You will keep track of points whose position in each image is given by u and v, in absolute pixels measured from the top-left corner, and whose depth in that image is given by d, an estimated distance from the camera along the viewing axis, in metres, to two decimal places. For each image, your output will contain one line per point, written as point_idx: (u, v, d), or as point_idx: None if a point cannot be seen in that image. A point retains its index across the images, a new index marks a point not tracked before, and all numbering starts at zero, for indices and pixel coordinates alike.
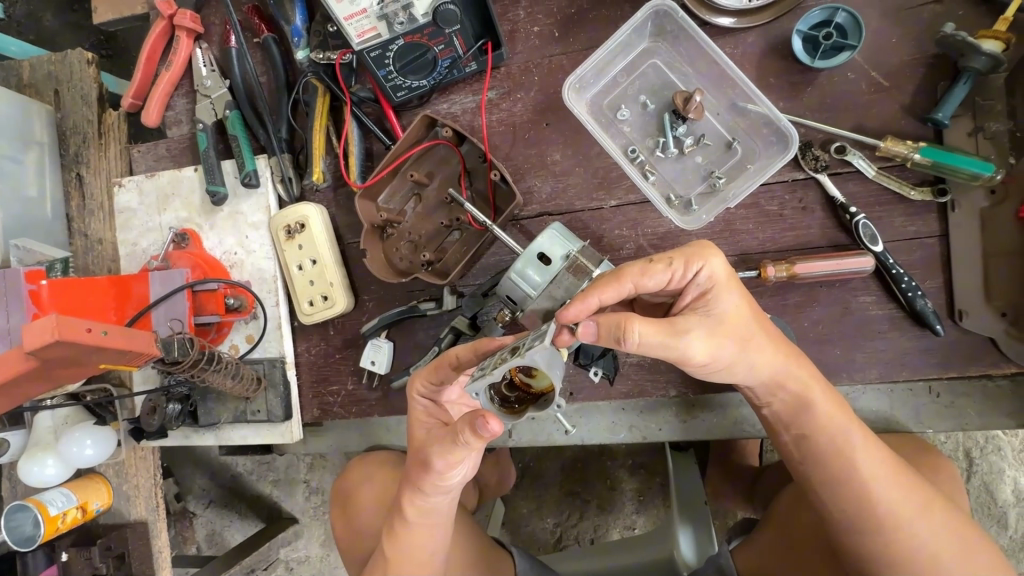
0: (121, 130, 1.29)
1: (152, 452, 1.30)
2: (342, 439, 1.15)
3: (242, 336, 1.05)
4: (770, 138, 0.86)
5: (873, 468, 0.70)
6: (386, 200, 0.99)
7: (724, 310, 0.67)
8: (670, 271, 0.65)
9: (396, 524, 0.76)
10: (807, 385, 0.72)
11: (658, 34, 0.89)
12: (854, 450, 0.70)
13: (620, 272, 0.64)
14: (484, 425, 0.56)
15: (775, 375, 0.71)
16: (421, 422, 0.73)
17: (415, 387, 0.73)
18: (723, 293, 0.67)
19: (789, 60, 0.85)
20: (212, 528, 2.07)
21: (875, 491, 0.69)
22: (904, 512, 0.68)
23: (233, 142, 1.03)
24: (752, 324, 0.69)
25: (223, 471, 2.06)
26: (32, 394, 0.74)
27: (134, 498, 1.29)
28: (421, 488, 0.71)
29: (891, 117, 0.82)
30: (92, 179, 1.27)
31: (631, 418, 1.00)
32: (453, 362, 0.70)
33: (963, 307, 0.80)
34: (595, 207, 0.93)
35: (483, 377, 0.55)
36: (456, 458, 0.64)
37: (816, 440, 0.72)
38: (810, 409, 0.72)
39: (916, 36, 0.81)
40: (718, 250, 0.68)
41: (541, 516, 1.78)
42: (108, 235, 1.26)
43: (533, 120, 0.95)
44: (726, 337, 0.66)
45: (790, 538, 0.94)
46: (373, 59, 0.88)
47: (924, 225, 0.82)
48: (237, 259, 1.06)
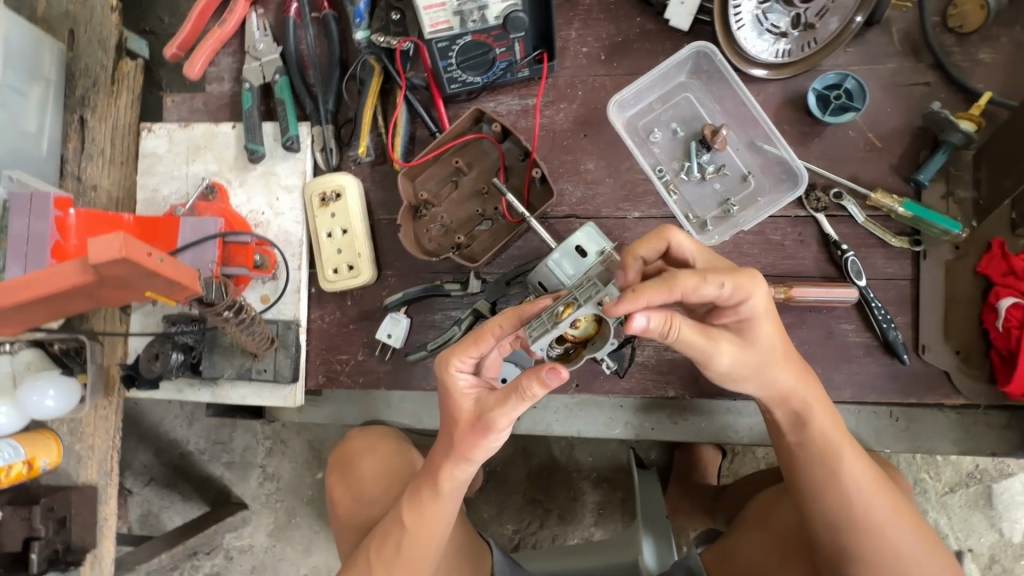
0: (135, 82, 1.29)
1: (115, 412, 1.21)
2: (339, 410, 1.16)
3: (257, 295, 1.06)
4: (781, 177, 0.98)
5: (857, 475, 0.80)
6: (423, 182, 1.04)
7: (758, 331, 0.76)
8: (719, 291, 0.71)
9: (425, 493, 0.78)
10: (809, 400, 0.81)
11: (694, 72, 1.01)
12: (842, 458, 0.80)
13: (674, 279, 0.68)
14: (551, 379, 0.60)
15: (784, 389, 0.80)
16: (467, 394, 0.72)
17: (452, 363, 0.71)
18: (761, 318, 0.75)
19: (802, 112, 0.98)
20: (147, 508, 1.90)
21: (857, 495, 0.79)
22: (879, 514, 0.78)
23: (280, 106, 1.07)
24: (779, 345, 0.79)
25: (170, 448, 1.90)
26: (68, 311, 0.74)
27: (85, 460, 1.21)
28: (466, 456, 0.73)
29: (882, 174, 0.96)
30: (100, 124, 1.24)
31: (628, 415, 1.09)
32: (495, 334, 0.69)
33: (926, 343, 0.93)
34: (620, 216, 1.02)
35: (548, 334, 0.65)
36: (520, 414, 0.68)
37: (810, 448, 0.82)
38: (809, 420, 0.82)
39: (908, 109, 0.96)
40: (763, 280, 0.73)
41: (501, 522, 1.80)
42: (105, 183, 1.22)
43: (572, 130, 1.04)
44: (751, 355, 0.77)
45: (759, 539, 1.02)
46: (438, 49, 0.94)
47: (900, 268, 0.95)
48: (264, 219, 1.08)
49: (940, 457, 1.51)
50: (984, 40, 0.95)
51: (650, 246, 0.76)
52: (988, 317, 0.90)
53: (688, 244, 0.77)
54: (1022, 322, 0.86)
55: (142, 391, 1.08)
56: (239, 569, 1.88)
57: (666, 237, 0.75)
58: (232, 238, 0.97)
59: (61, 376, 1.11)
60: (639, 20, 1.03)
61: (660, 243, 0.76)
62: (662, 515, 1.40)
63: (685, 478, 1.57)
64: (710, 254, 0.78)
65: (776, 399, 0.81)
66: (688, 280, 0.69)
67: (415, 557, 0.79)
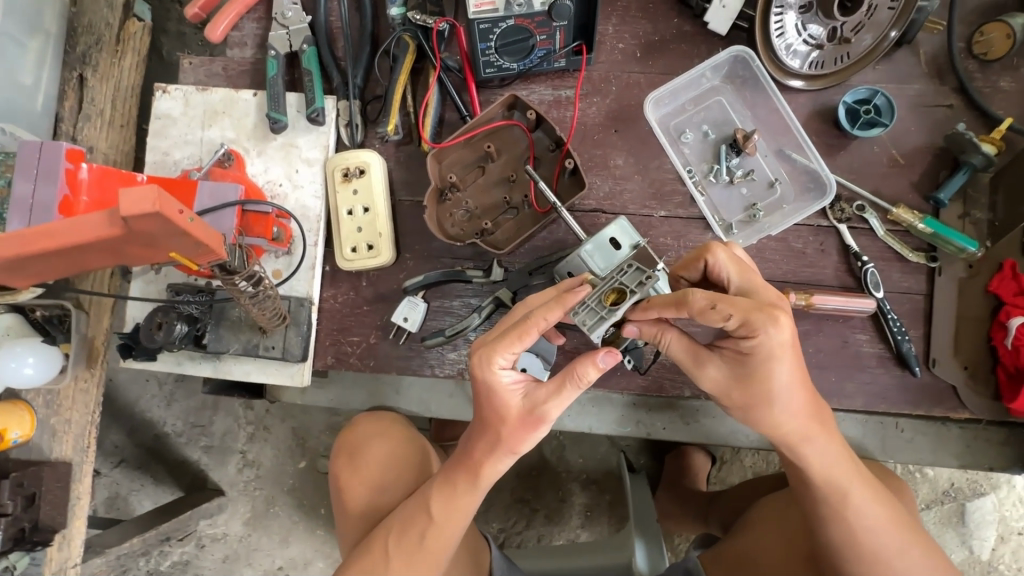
0: (142, 43, 1.21)
1: (97, 385, 1.12)
2: (346, 391, 1.15)
3: (270, 269, 1.03)
4: (808, 186, 1.00)
5: (866, 514, 0.79)
6: (450, 166, 1.03)
7: (767, 368, 0.71)
8: (723, 323, 0.68)
9: (457, 481, 0.78)
10: (820, 442, 0.77)
11: (729, 77, 1.04)
12: (851, 500, 0.79)
13: (685, 298, 0.67)
14: (607, 362, 0.66)
15: (791, 435, 0.76)
16: (512, 390, 0.70)
17: (496, 360, 0.69)
18: (767, 357, 0.70)
19: (830, 125, 1.00)
20: (115, 491, 1.68)
21: (866, 533, 0.79)
22: (891, 549, 0.79)
23: (307, 76, 1.03)
24: (793, 389, 0.73)
25: (145, 429, 1.68)
26: (91, 261, 0.71)
27: (60, 435, 1.11)
28: (513, 450, 0.73)
29: (903, 190, 0.98)
30: (100, 81, 1.16)
31: (639, 413, 1.10)
32: (540, 327, 0.67)
33: (936, 357, 0.95)
34: (646, 214, 1.01)
35: (603, 321, 0.70)
36: (571, 402, 0.70)
37: (818, 493, 0.80)
38: (818, 467, 0.79)
39: (930, 129, 0.99)
40: (780, 320, 0.67)
41: (486, 520, 1.67)
42: (103, 145, 1.14)
43: (604, 125, 1.03)
44: (748, 389, 0.73)
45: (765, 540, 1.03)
46: (479, 30, 0.93)
47: (915, 283, 0.97)
48: (281, 191, 1.04)
49: (918, 473, 1.52)
50: (1004, 69, 0.98)
51: (690, 265, 0.78)
52: (998, 335, 0.93)
53: (726, 267, 0.74)
54: None
55: (139, 362, 1.03)
56: (212, 558, 1.67)
57: (702, 258, 0.75)
58: (252, 207, 0.93)
59: (42, 344, 1.02)
60: (677, 21, 1.03)
61: (698, 263, 0.77)
62: (654, 517, 1.34)
63: (677, 484, 1.53)
64: (748, 279, 0.74)
65: (785, 444, 0.78)
66: (701, 300, 0.66)
67: (435, 549, 0.78)
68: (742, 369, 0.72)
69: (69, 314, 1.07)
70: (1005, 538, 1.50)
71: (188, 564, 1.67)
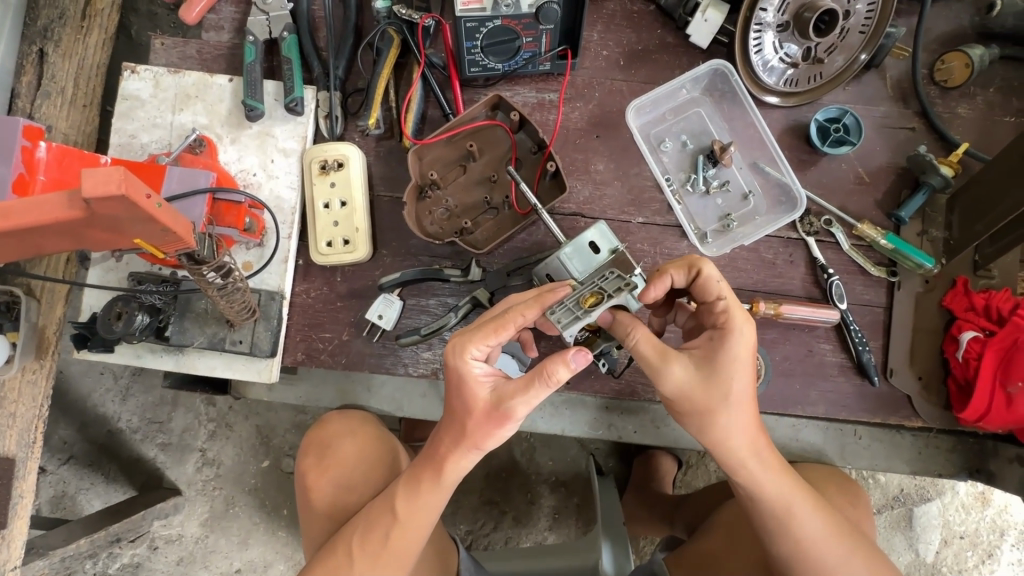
0: (110, 20, 1.14)
1: (46, 377, 1.05)
2: (315, 388, 1.12)
3: (240, 261, 0.99)
4: (780, 199, 1.04)
5: (809, 526, 0.78)
6: (430, 163, 1.02)
7: (733, 366, 0.73)
8: (715, 297, 0.75)
9: (421, 479, 0.77)
10: (753, 455, 0.77)
11: (708, 89, 1.07)
12: (795, 515, 0.78)
13: (697, 262, 0.76)
14: (578, 362, 0.67)
15: (734, 449, 0.76)
16: (482, 382, 0.70)
17: (469, 350, 0.69)
18: (732, 360, 0.73)
19: (802, 141, 1.03)
20: (61, 490, 1.59)
21: (811, 546, 0.78)
22: (834, 561, 0.78)
23: (287, 64, 1.01)
24: (745, 401, 0.75)
25: (97, 424, 1.61)
26: (51, 244, 0.68)
27: (3, 430, 1.02)
28: (478, 446, 0.72)
29: (867, 207, 1.03)
30: (57, 55, 1.09)
31: (611, 416, 1.11)
32: (517, 324, 0.69)
33: (894, 367, 1.00)
34: (624, 220, 1.03)
35: (576, 322, 0.72)
36: (539, 401, 0.69)
37: (763, 511, 0.79)
38: (758, 485, 0.78)
39: (893, 150, 1.03)
40: (753, 322, 0.74)
41: (454, 521, 1.66)
42: (61, 123, 1.07)
43: (585, 130, 1.04)
44: (706, 388, 0.73)
45: (732, 540, 1.04)
46: (466, 28, 0.91)
47: (876, 296, 1.02)
48: (255, 180, 1.01)
49: (870, 479, 1.58)
50: (962, 95, 1.04)
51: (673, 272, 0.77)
52: (950, 348, 0.98)
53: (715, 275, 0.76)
54: (979, 354, 0.94)
55: (94, 354, 0.98)
56: (166, 561, 1.60)
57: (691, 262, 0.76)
58: (223, 195, 0.90)
59: None
60: (660, 32, 1.05)
61: (684, 271, 0.77)
62: (621, 520, 1.34)
63: (644, 486, 1.55)
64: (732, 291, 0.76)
65: (729, 461, 0.77)
66: (712, 269, 0.76)
67: (402, 548, 0.77)
68: (704, 361, 0.74)
69: (19, 302, 1.01)
70: (948, 542, 1.58)
71: (138, 567, 1.60)
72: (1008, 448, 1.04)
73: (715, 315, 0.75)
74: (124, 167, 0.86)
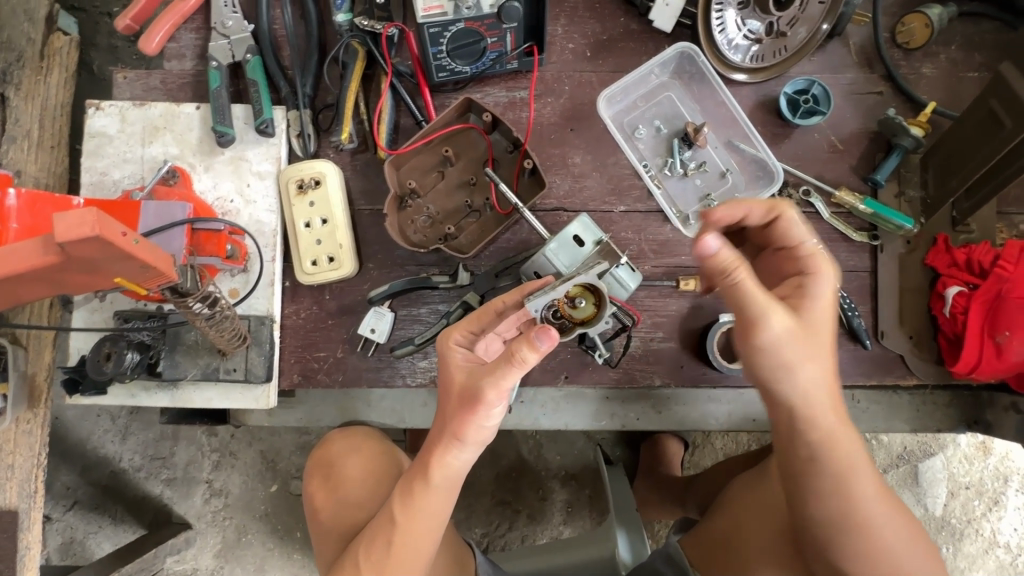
0: (70, 59, 1.13)
1: (41, 426, 1.04)
2: (314, 410, 1.10)
3: (227, 289, 0.99)
4: (757, 174, 1.04)
5: (863, 485, 0.75)
6: (409, 171, 1.01)
7: (820, 313, 0.71)
8: (798, 243, 0.72)
9: (415, 482, 0.76)
10: (824, 414, 0.74)
11: (676, 72, 1.07)
12: (854, 474, 0.75)
13: (779, 207, 0.73)
14: (544, 342, 0.64)
15: (810, 405, 0.73)
16: (461, 366, 0.74)
17: (453, 337, 0.77)
18: (820, 306, 0.70)
19: (773, 115, 1.04)
20: (69, 536, 1.57)
21: (863, 505, 0.75)
22: (879, 521, 0.76)
23: (253, 87, 1.00)
24: (829, 355, 0.72)
25: (100, 466, 1.59)
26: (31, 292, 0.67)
27: (3, 483, 1.00)
28: (459, 437, 0.72)
29: (843, 174, 1.04)
30: (18, 98, 1.07)
31: (613, 406, 1.10)
32: (497, 307, 0.79)
33: (884, 329, 1.01)
34: (606, 210, 1.03)
35: (546, 295, 0.76)
36: (510, 386, 0.68)
37: (827, 470, 0.75)
38: (828, 442, 0.74)
39: (863, 116, 1.05)
40: (838, 268, 0.72)
41: (469, 525, 1.65)
42: (30, 167, 1.06)
43: (559, 125, 1.04)
44: (801, 336, 0.70)
45: (752, 510, 1.04)
46: (430, 35, 0.92)
47: (861, 261, 1.03)
48: (232, 207, 1.00)
49: (874, 441, 1.60)
50: (925, 55, 1.05)
51: (756, 209, 0.72)
52: (936, 305, 1.00)
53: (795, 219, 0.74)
54: (965, 308, 0.95)
55: (88, 397, 0.97)
56: None
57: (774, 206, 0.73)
58: (201, 224, 0.89)
59: None
60: (623, 20, 1.06)
61: (769, 212, 0.73)
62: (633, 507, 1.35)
63: (653, 471, 1.56)
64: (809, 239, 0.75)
65: (799, 415, 0.73)
66: (794, 214, 0.73)
67: (405, 556, 0.76)
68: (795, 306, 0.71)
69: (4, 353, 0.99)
70: (955, 494, 1.61)
71: None
72: (1002, 397, 1.05)
73: (799, 258, 0.73)
74: (98, 207, 0.85)
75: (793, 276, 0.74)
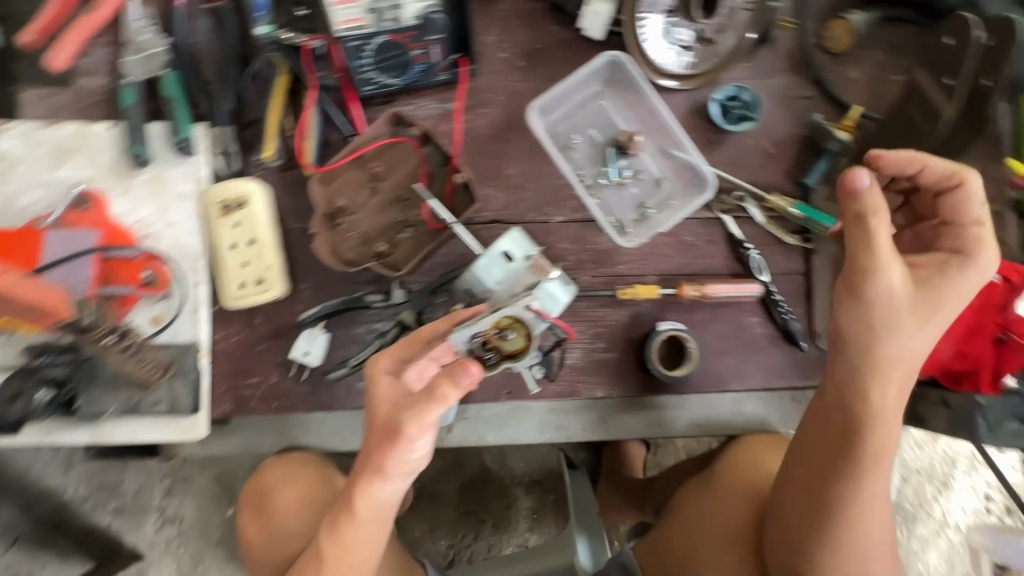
0: None
1: None
2: (252, 437, 1.05)
3: (148, 316, 0.94)
4: (691, 180, 1.04)
5: (885, 452, 0.81)
6: (339, 186, 0.98)
7: (964, 286, 0.78)
8: (975, 222, 0.80)
9: (342, 518, 0.74)
10: (893, 377, 0.79)
11: (608, 80, 1.06)
12: (887, 441, 0.81)
13: (965, 173, 0.80)
14: (466, 378, 0.65)
15: (883, 360, 0.78)
16: (386, 398, 0.73)
17: (380, 364, 0.76)
18: (960, 281, 0.78)
19: (706, 122, 1.05)
20: None
21: (878, 469, 0.81)
22: (878, 489, 0.83)
23: (169, 104, 0.96)
24: (942, 324, 0.78)
25: (42, 499, 1.51)
26: None
27: None
28: (383, 470, 0.71)
29: (776, 178, 1.05)
30: None
31: (558, 417, 1.09)
32: (425, 335, 0.76)
33: (820, 331, 1.02)
34: (544, 220, 1.02)
35: (470, 326, 0.74)
36: (432, 420, 0.68)
37: (875, 425, 0.80)
38: (885, 399, 0.79)
39: (794, 120, 1.06)
40: (998, 249, 0.81)
41: (435, 538, 1.63)
42: None
43: (494, 135, 1.02)
44: (921, 296, 0.77)
45: (710, 507, 1.04)
46: (351, 48, 0.94)
47: (795, 264, 1.04)
48: (152, 230, 0.96)
49: None
50: (852, 58, 1.07)
51: (945, 178, 0.80)
52: None
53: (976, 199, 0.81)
54: None
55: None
56: None
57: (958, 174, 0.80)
58: (111, 253, 0.92)
59: None
60: (555, 28, 1.04)
61: (950, 179, 0.80)
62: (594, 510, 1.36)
63: (615, 474, 1.55)
64: None
65: (874, 365, 0.78)
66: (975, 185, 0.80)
67: None
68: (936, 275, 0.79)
69: None
70: (906, 480, 1.66)
71: None
72: None
73: (963, 235, 0.80)
74: None
75: (945, 250, 0.81)
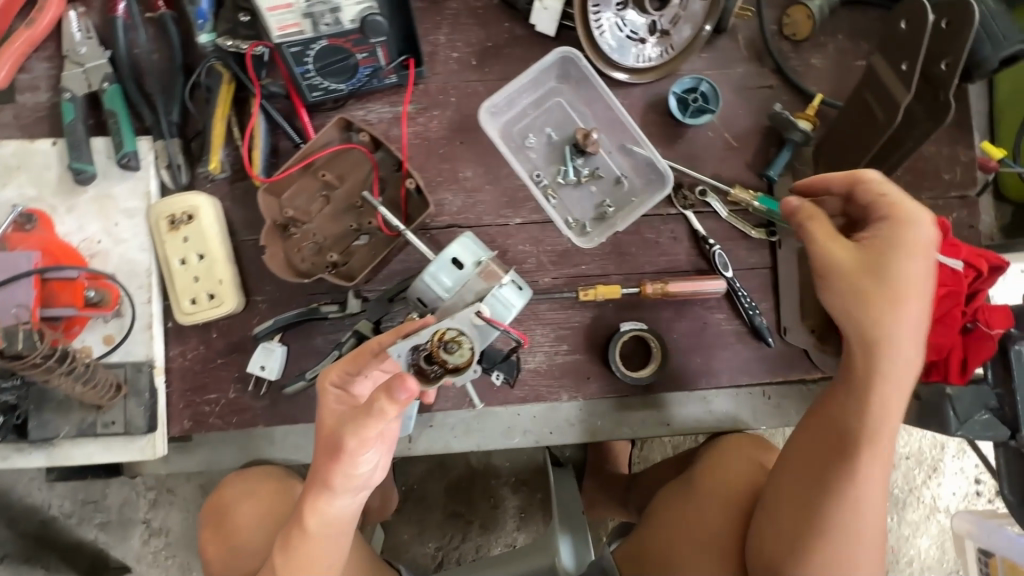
0: None
1: None
2: (215, 453, 1.02)
3: (99, 336, 0.93)
4: (650, 176, 1.01)
5: (881, 438, 0.76)
6: (290, 196, 0.96)
7: (913, 259, 0.73)
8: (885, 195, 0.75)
9: (293, 534, 0.73)
10: (885, 358, 0.75)
11: (562, 77, 1.02)
12: (882, 425, 0.76)
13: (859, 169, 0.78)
14: (401, 393, 0.60)
15: (874, 340, 0.74)
16: (332, 411, 0.73)
17: (328, 376, 0.74)
18: (904, 252, 0.73)
19: (666, 116, 1.03)
20: None
21: (872, 456, 0.76)
22: (875, 479, 0.77)
23: (111, 118, 0.93)
24: (910, 298, 0.74)
25: (27, 516, 1.50)
26: None
27: None
28: (329, 485, 0.69)
29: (739, 171, 1.03)
30: None
31: (524, 422, 1.03)
32: (374, 346, 0.73)
33: (787, 326, 1.00)
34: (503, 223, 1.00)
35: (411, 339, 0.70)
36: (371, 436, 0.65)
37: (869, 410, 0.76)
38: (880, 381, 0.75)
39: (755, 111, 1.03)
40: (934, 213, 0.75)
41: (423, 540, 1.61)
42: None
43: (448, 138, 1.01)
44: (869, 276, 0.74)
45: (695, 507, 0.98)
46: (292, 54, 0.86)
47: (760, 258, 1.02)
48: (101, 248, 0.94)
49: None
50: (812, 46, 1.04)
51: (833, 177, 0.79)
52: None
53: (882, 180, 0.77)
54: None
55: None
56: None
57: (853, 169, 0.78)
58: (52, 274, 0.86)
59: None
60: (508, 25, 1.02)
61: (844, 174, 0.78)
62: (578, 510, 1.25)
63: (599, 472, 1.52)
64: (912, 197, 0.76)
65: (862, 345, 0.75)
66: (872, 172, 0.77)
67: None
68: (888, 249, 0.73)
69: None
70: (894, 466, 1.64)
71: None
72: None
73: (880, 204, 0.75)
74: None
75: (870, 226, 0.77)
